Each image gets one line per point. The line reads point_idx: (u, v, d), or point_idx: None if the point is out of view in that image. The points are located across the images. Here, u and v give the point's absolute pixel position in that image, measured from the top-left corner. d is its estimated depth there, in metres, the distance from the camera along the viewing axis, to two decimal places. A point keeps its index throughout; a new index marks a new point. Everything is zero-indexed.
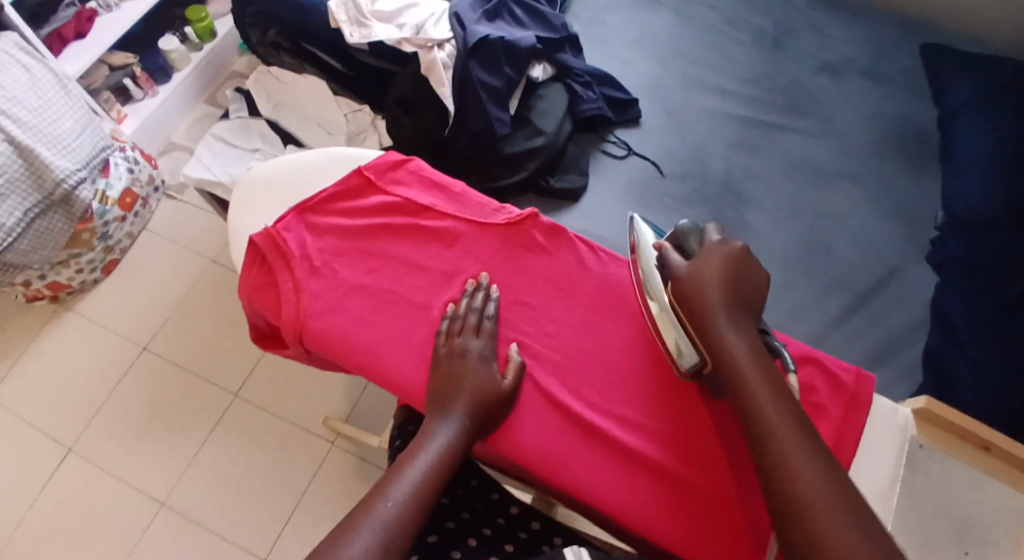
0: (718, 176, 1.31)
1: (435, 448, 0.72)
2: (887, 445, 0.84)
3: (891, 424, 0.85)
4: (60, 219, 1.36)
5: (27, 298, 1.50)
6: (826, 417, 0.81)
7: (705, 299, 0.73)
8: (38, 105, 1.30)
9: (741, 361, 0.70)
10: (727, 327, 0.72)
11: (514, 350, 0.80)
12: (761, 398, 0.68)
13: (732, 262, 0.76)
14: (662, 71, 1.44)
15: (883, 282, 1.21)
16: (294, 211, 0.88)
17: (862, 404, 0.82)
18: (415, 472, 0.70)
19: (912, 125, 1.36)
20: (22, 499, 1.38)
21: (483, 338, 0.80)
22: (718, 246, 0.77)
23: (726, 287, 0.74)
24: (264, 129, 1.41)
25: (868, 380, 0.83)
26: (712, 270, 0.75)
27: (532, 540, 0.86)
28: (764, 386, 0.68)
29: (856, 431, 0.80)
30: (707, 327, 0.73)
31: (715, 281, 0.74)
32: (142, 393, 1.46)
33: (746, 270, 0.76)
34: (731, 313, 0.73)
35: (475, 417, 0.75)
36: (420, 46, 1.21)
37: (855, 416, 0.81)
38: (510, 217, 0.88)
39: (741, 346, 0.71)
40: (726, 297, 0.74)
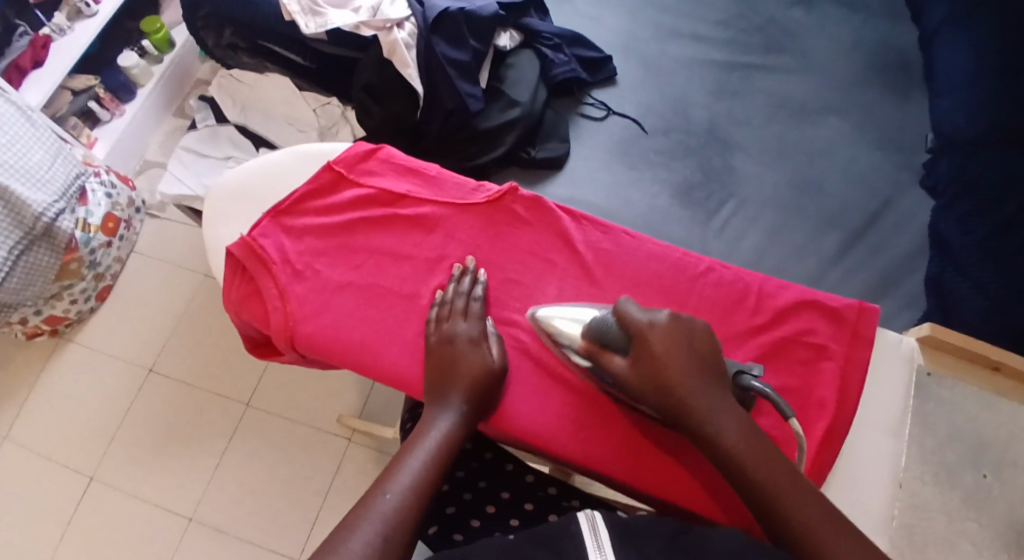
0: (701, 126, 1.29)
1: (435, 436, 0.72)
2: (896, 375, 0.83)
3: (897, 354, 0.84)
4: (46, 253, 1.35)
5: (27, 335, 1.49)
6: (828, 357, 0.80)
7: (675, 397, 0.69)
8: (5, 141, 1.27)
9: (733, 443, 0.67)
10: (707, 411, 0.68)
11: (490, 320, 0.81)
12: (763, 475, 0.65)
13: (676, 341, 0.71)
14: (631, 24, 1.41)
15: (879, 212, 1.20)
16: (268, 216, 0.87)
17: (864, 338, 0.81)
18: (416, 462, 0.69)
19: (891, 48, 1.34)
20: (52, 533, 1.39)
21: (472, 319, 0.79)
22: (655, 329, 0.72)
23: (690, 373, 0.70)
24: (234, 134, 1.39)
25: (871, 313, 0.82)
26: (663, 358, 0.70)
27: (548, 503, 0.86)
28: (763, 459, 0.66)
29: (859, 367, 0.80)
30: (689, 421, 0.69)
31: (675, 370, 0.70)
32: (154, 415, 1.46)
33: (689, 338, 0.72)
34: (704, 401, 0.69)
35: (472, 399, 0.74)
36: (379, 28, 1.17)
37: (857, 352, 0.81)
38: (489, 195, 0.87)
39: (730, 427, 0.68)
40: (694, 382, 0.69)
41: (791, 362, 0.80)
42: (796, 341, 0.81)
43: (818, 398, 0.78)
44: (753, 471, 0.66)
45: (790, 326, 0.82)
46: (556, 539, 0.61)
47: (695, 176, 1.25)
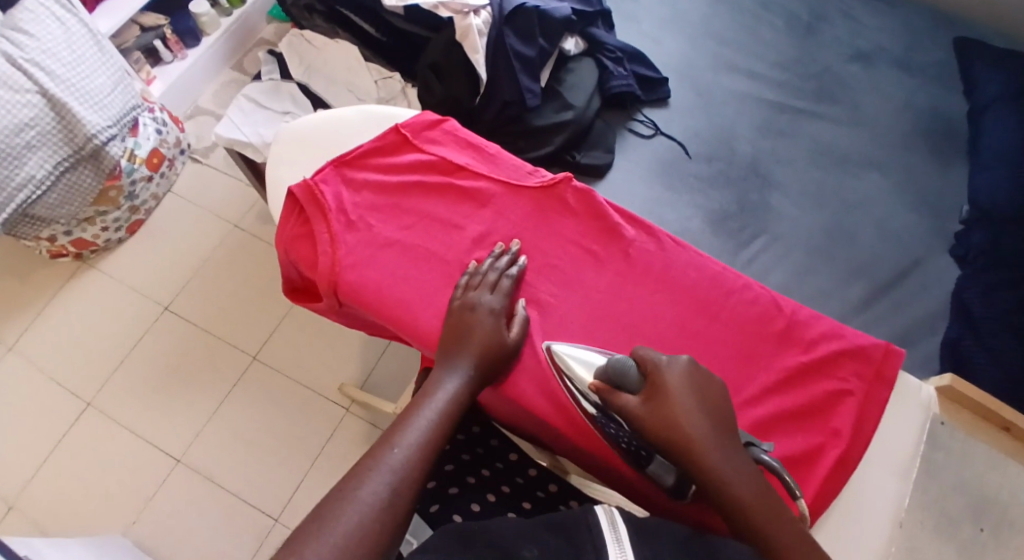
0: (745, 159, 1.30)
1: (443, 396, 0.72)
2: (912, 423, 0.84)
3: (916, 403, 0.85)
4: (90, 175, 1.37)
5: (51, 253, 1.51)
6: (849, 393, 0.81)
7: (687, 436, 0.67)
8: (71, 59, 1.30)
9: (742, 495, 0.65)
10: (719, 459, 0.67)
11: (521, 304, 0.81)
12: (772, 529, 0.64)
13: (694, 385, 0.70)
14: (691, 51, 1.44)
15: (906, 271, 1.21)
16: (331, 164, 0.89)
17: (887, 379, 0.82)
18: (424, 419, 0.70)
19: (943, 115, 1.35)
20: (40, 450, 1.39)
21: (499, 294, 0.80)
22: (673, 376, 0.70)
23: (706, 421, 0.68)
24: (295, 91, 1.40)
25: (897, 356, 0.82)
26: (679, 396, 0.69)
27: (551, 500, 0.86)
28: (775, 518, 0.64)
29: (878, 407, 0.81)
30: (699, 466, 0.67)
31: (690, 412, 0.68)
32: (160, 352, 1.47)
33: (707, 388, 0.71)
34: (719, 449, 0.67)
35: (482, 370, 0.75)
36: (456, 11, 1.19)
37: (877, 392, 0.81)
38: (544, 181, 0.88)
39: (740, 479, 0.66)
40: (706, 428, 0.68)
41: (812, 392, 0.81)
42: (819, 371, 0.82)
43: (832, 427, 0.80)
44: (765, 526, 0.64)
45: (819, 357, 0.82)
46: (569, 524, 0.62)
47: (732, 206, 1.26)
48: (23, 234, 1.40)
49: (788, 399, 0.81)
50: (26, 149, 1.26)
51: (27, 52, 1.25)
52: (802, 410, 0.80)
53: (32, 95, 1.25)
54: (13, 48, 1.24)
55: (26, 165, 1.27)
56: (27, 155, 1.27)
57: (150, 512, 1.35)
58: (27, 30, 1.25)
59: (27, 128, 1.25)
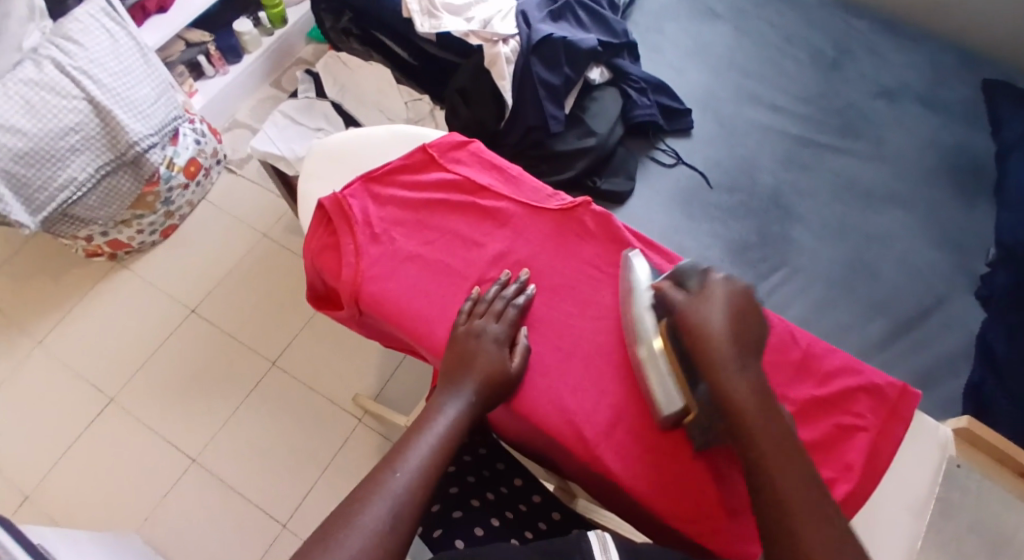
0: (766, 191, 1.32)
1: (444, 421, 0.75)
2: (927, 461, 0.84)
3: (932, 442, 0.85)
4: (129, 179, 1.43)
5: (88, 253, 1.57)
6: (862, 428, 0.82)
7: (707, 333, 0.72)
8: (118, 69, 1.37)
9: (740, 399, 0.69)
10: (733, 361, 0.70)
11: (524, 333, 0.82)
12: (759, 433, 0.67)
13: (733, 298, 0.74)
14: (716, 84, 1.46)
15: (927, 311, 1.21)
16: (360, 180, 0.93)
17: (901, 418, 0.82)
18: (426, 444, 0.73)
19: (967, 156, 1.35)
20: (63, 444, 1.44)
21: (503, 324, 0.81)
22: (722, 289, 0.74)
23: (733, 338, 0.72)
24: (328, 110, 1.45)
25: (912, 397, 0.83)
26: (713, 302, 0.73)
27: (552, 530, 0.88)
28: (767, 425, 0.68)
29: (891, 445, 0.81)
30: (708, 363, 0.71)
31: (717, 315, 0.72)
32: (184, 354, 1.52)
33: (747, 306, 0.74)
34: (738, 361, 0.71)
35: (484, 396, 0.77)
36: (486, 39, 1.25)
37: (891, 430, 0.82)
38: (563, 204, 0.91)
39: (745, 384, 0.70)
40: (727, 333, 0.72)
41: (824, 426, 0.82)
42: (833, 406, 0.83)
43: (845, 462, 0.80)
44: (755, 430, 0.68)
45: (833, 391, 0.83)
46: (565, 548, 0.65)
47: (751, 238, 1.28)
48: (62, 233, 1.46)
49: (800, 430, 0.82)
50: (70, 152, 1.32)
51: (77, 60, 1.31)
52: (813, 443, 0.81)
53: (79, 101, 1.32)
54: (64, 57, 1.30)
55: (69, 167, 1.33)
56: (70, 158, 1.33)
57: (165, 509, 1.38)
58: (77, 40, 1.32)
59: (72, 133, 1.32)
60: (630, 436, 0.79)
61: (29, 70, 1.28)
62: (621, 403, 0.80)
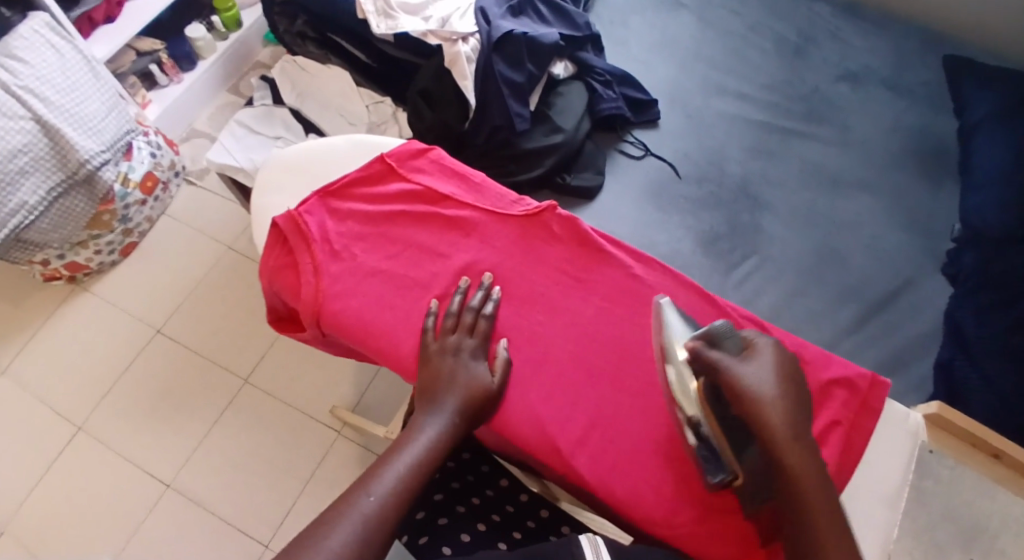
0: (735, 181, 1.31)
1: (422, 442, 0.72)
2: (900, 449, 0.83)
3: (903, 429, 0.84)
4: (83, 199, 1.38)
5: (46, 277, 1.52)
6: (836, 421, 0.80)
7: (770, 400, 0.67)
8: (65, 86, 1.32)
9: (797, 470, 0.65)
10: (795, 431, 0.66)
11: (502, 346, 0.80)
12: (819, 508, 0.64)
13: (778, 360, 0.70)
14: (681, 74, 1.44)
15: (899, 294, 1.21)
16: (316, 195, 0.89)
17: (872, 409, 0.81)
18: (401, 464, 0.70)
19: (933, 137, 1.35)
20: (31, 475, 1.39)
21: (476, 337, 0.80)
22: (766, 355, 0.70)
23: (785, 405, 0.67)
24: (288, 117, 1.41)
25: (882, 388, 0.82)
26: (769, 367, 0.69)
27: (540, 529, 0.86)
28: (826, 498, 0.65)
29: (865, 437, 0.80)
30: (771, 432, 0.66)
31: (775, 382, 0.68)
32: (152, 376, 1.47)
33: (793, 371, 0.71)
34: (791, 429, 0.66)
35: (465, 415, 0.75)
36: (445, 38, 1.22)
37: (864, 421, 0.81)
38: (528, 210, 0.88)
39: (807, 455, 0.66)
40: (786, 403, 0.67)
41: None
42: None
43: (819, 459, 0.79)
44: (814, 505, 0.64)
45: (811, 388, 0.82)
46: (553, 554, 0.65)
47: (722, 228, 1.26)
48: (16, 258, 1.40)
49: None
50: (19, 174, 1.27)
51: (22, 79, 1.26)
52: None
53: (25, 122, 1.26)
54: (8, 76, 1.25)
55: (20, 191, 1.28)
56: (20, 181, 1.28)
57: (141, 537, 1.34)
58: (21, 57, 1.26)
59: (20, 154, 1.26)
60: (604, 445, 0.77)
61: None
62: (595, 412, 0.79)
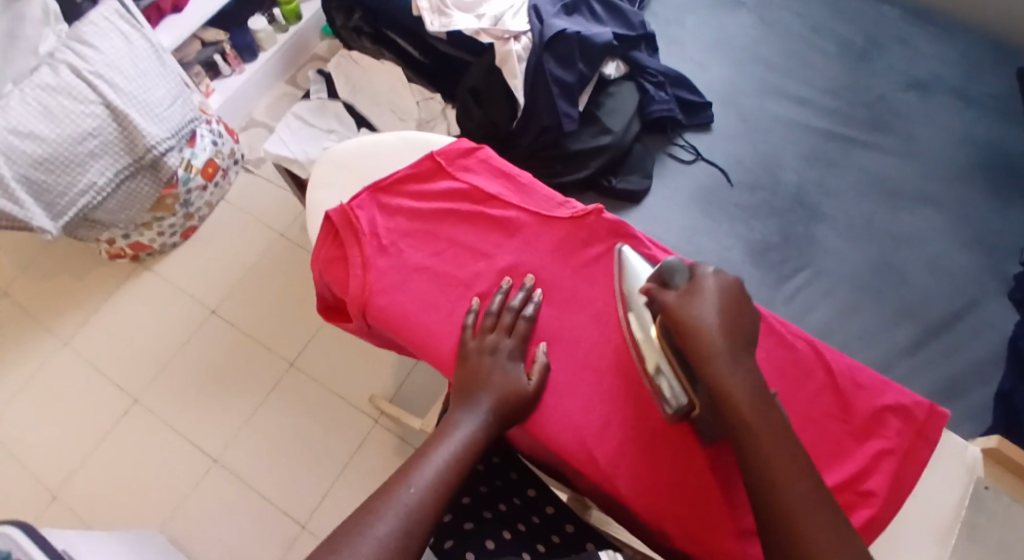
0: (789, 189, 1.28)
1: (458, 438, 0.74)
2: (953, 484, 0.81)
3: (959, 464, 0.82)
4: (148, 183, 1.45)
5: (110, 254, 1.59)
6: (888, 450, 0.79)
7: (706, 334, 0.69)
8: (134, 73, 1.37)
9: (738, 394, 0.68)
10: (730, 364, 0.68)
11: (541, 350, 0.81)
12: (763, 438, 0.66)
13: (724, 291, 0.72)
14: (738, 77, 1.42)
15: (959, 313, 1.17)
16: (367, 190, 0.92)
17: (928, 440, 0.80)
18: (440, 459, 0.72)
19: (1002, 152, 1.30)
20: (88, 443, 1.46)
21: (514, 337, 0.81)
22: (711, 286, 0.72)
23: (728, 335, 0.69)
24: (340, 110, 1.45)
25: (939, 419, 0.80)
26: (707, 300, 0.71)
27: (563, 546, 0.86)
28: (769, 429, 0.66)
29: (916, 469, 0.79)
30: (708, 366, 0.69)
31: (712, 315, 0.70)
32: (204, 354, 1.53)
33: (740, 301, 0.72)
34: (732, 356, 0.69)
35: (499, 414, 0.76)
36: (497, 37, 1.23)
37: (917, 453, 0.79)
38: (575, 212, 0.88)
39: (747, 389, 0.68)
40: (723, 335, 0.69)
41: (851, 449, 0.80)
42: (857, 425, 0.80)
43: (867, 487, 0.78)
44: (758, 434, 0.66)
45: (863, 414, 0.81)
46: None
47: (774, 238, 1.24)
48: (84, 237, 1.48)
49: (825, 450, 0.79)
50: (89, 157, 1.33)
51: (93, 64, 1.32)
52: (834, 463, 0.79)
53: (96, 106, 1.32)
54: (80, 61, 1.31)
55: (89, 172, 1.34)
56: (90, 163, 1.34)
57: (187, 508, 1.40)
58: (92, 44, 1.32)
59: (90, 138, 1.32)
60: (643, 455, 0.78)
61: (46, 75, 1.28)
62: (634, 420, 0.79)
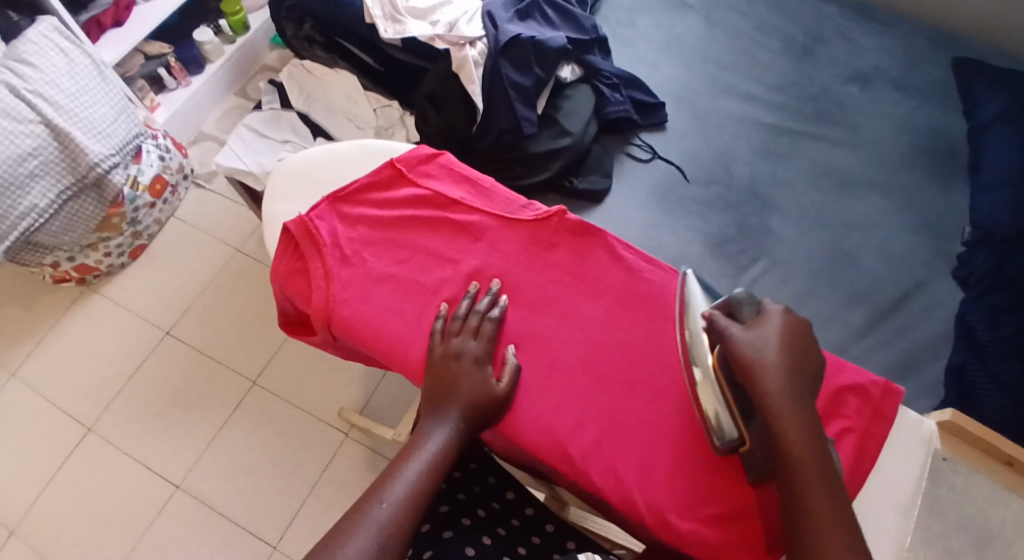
0: (744, 183, 1.30)
1: (431, 448, 0.73)
2: (912, 457, 0.83)
3: (915, 438, 0.84)
4: (92, 203, 1.39)
5: (55, 279, 1.53)
6: (848, 429, 0.80)
7: (771, 370, 0.68)
8: (74, 90, 1.32)
9: (793, 434, 0.67)
10: (792, 402, 0.68)
11: (510, 352, 0.80)
12: (812, 480, 0.66)
13: (789, 330, 0.72)
14: (688, 75, 1.44)
15: (910, 296, 1.20)
16: (327, 200, 0.90)
17: (885, 416, 0.81)
18: (413, 469, 0.71)
19: (943, 137, 1.34)
20: (40, 477, 1.40)
21: (482, 340, 0.80)
22: (774, 323, 0.71)
23: (786, 373, 0.69)
24: (295, 120, 1.42)
25: (895, 396, 0.82)
26: (775, 335, 0.70)
27: (545, 546, 0.86)
28: (820, 471, 0.66)
29: (877, 445, 0.80)
30: (769, 402, 0.68)
31: (775, 350, 0.70)
32: (160, 378, 1.48)
33: (805, 340, 0.72)
34: (791, 394, 0.68)
35: (470, 419, 0.75)
36: (453, 43, 1.23)
37: (875, 429, 0.81)
38: (537, 214, 0.88)
39: (805, 429, 0.67)
40: (787, 373, 0.69)
41: None
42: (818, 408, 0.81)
43: None
44: (808, 475, 0.66)
45: (825, 397, 0.82)
46: None
47: (731, 231, 1.26)
48: (26, 261, 1.41)
49: None
50: (29, 178, 1.28)
51: (30, 83, 1.27)
52: None
53: (35, 125, 1.27)
54: (17, 79, 1.26)
55: (29, 194, 1.29)
56: (30, 184, 1.28)
57: (150, 538, 1.35)
58: (31, 62, 1.27)
59: (29, 158, 1.27)
60: (617, 451, 0.77)
61: None
62: (607, 417, 0.79)
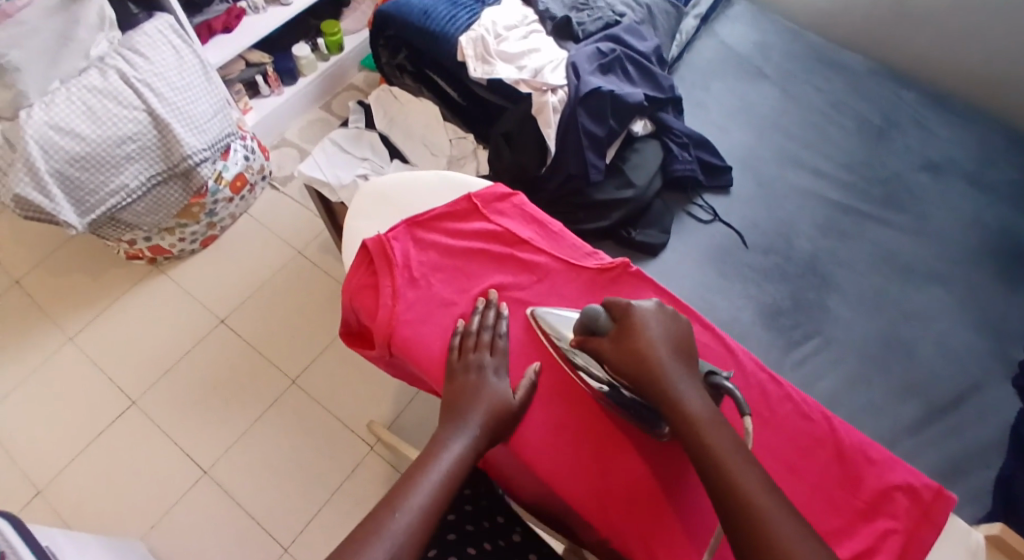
0: (803, 257, 1.32)
1: (447, 459, 0.76)
2: None
3: (962, 547, 0.82)
4: (177, 190, 1.48)
5: (129, 255, 1.62)
6: (892, 530, 0.80)
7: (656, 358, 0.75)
8: (180, 85, 1.42)
9: (696, 410, 0.73)
10: (683, 383, 0.74)
11: (531, 368, 0.84)
12: (726, 452, 0.70)
13: (671, 322, 0.79)
14: (758, 142, 1.47)
15: (963, 396, 1.18)
16: (405, 223, 0.95)
17: (934, 523, 0.80)
18: (429, 481, 0.75)
19: (1013, 240, 1.33)
20: (79, 442, 1.47)
21: (496, 355, 0.84)
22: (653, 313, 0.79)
23: (676, 350, 0.77)
24: (376, 140, 1.50)
25: (947, 502, 0.81)
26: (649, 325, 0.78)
27: None
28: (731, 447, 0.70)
29: (920, 551, 0.80)
30: (664, 386, 0.74)
31: (660, 339, 0.77)
32: (206, 364, 1.54)
33: (678, 325, 0.79)
34: (683, 371, 0.75)
35: (488, 430, 0.79)
36: (536, 88, 1.29)
37: (923, 534, 0.80)
38: (602, 264, 0.91)
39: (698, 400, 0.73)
40: (674, 357, 0.76)
41: (862, 528, 0.81)
42: (863, 502, 0.82)
43: None
44: (719, 451, 0.70)
45: (873, 493, 0.82)
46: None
47: (785, 303, 1.27)
48: (106, 235, 1.49)
49: (833, 522, 0.81)
50: (125, 159, 1.37)
51: (140, 72, 1.36)
52: (839, 535, 0.80)
53: (139, 112, 1.36)
54: (129, 68, 1.35)
55: (123, 174, 1.38)
56: (125, 165, 1.37)
57: (172, 516, 1.40)
58: (143, 53, 1.37)
59: (129, 142, 1.36)
60: (640, 507, 0.79)
61: (94, 77, 1.33)
62: (632, 471, 0.80)
